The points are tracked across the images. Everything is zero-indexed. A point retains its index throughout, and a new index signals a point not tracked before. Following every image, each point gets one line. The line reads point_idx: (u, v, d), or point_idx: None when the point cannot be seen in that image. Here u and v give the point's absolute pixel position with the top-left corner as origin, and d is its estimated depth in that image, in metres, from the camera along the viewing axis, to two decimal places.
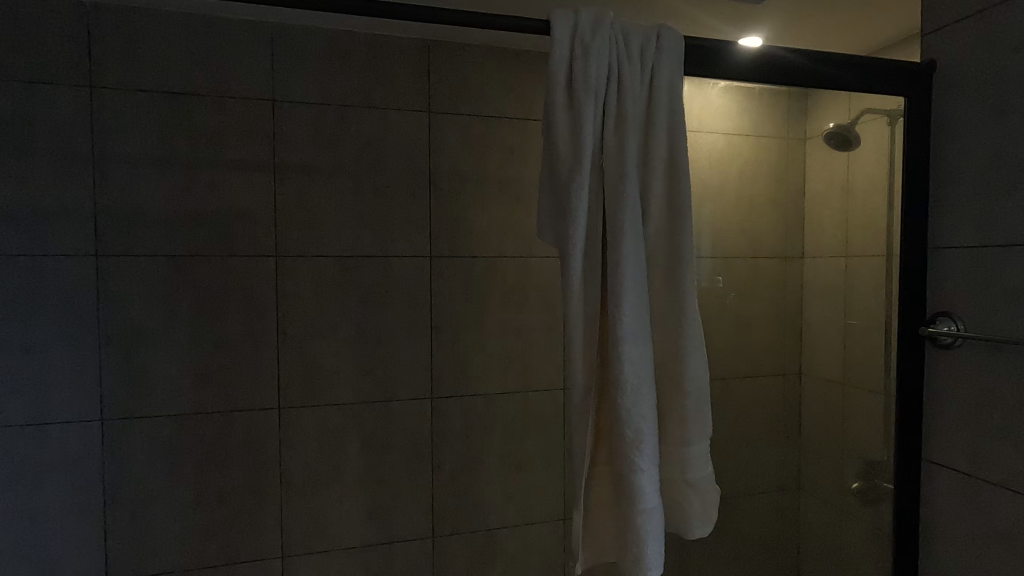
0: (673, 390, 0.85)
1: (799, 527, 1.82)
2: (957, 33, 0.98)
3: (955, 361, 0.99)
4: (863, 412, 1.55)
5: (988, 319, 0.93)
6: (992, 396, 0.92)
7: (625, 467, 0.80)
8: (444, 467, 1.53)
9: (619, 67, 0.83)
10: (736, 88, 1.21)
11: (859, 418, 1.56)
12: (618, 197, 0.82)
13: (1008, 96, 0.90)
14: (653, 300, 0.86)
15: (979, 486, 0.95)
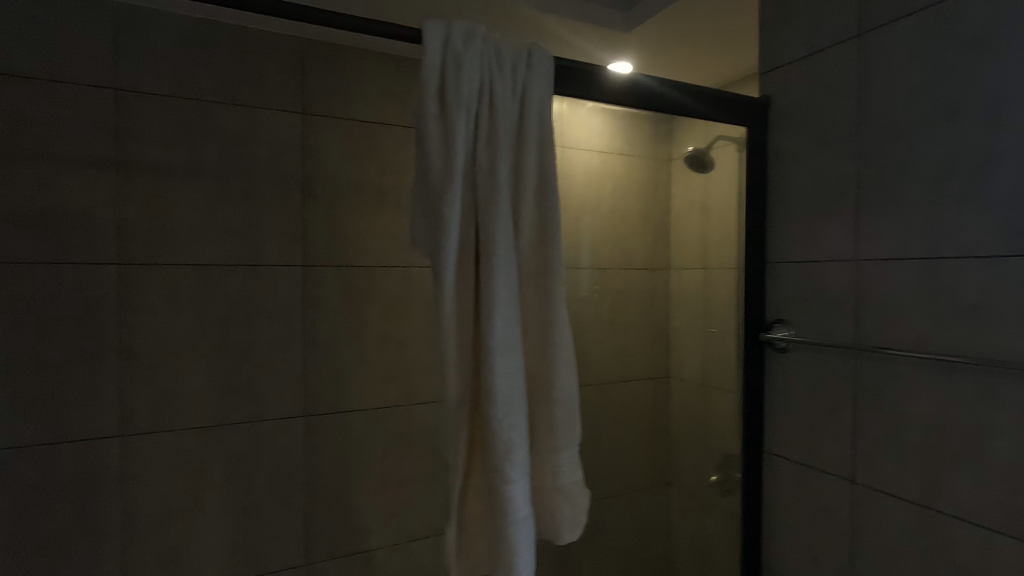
0: (544, 399, 0.87)
1: (668, 519, 1.94)
2: (787, 74, 1.12)
3: (788, 362, 1.12)
4: (720, 411, 1.68)
5: (813, 325, 1.07)
6: (817, 392, 1.05)
7: (497, 479, 0.81)
8: (319, 489, 1.45)
9: (491, 81, 0.84)
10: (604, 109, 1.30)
11: (717, 416, 1.70)
12: (490, 209, 0.82)
13: (826, 130, 1.04)
14: (525, 311, 0.88)
15: (809, 473, 1.07)
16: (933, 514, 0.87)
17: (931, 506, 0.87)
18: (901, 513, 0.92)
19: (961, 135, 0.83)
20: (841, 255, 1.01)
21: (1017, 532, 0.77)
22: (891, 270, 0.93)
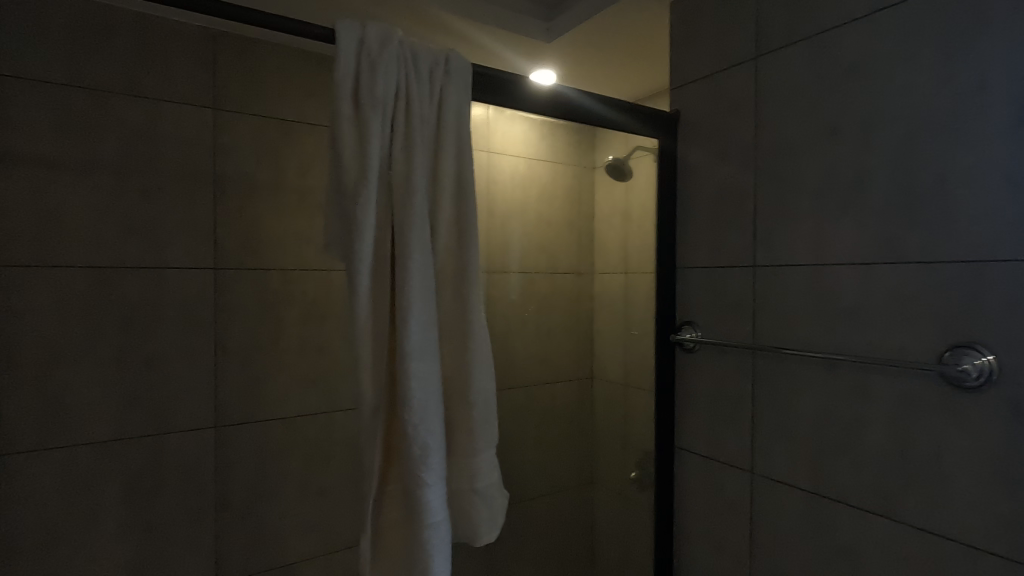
0: (461, 404, 0.87)
1: (592, 518, 1.98)
2: (694, 90, 1.19)
3: (696, 362, 1.19)
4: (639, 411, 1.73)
5: (718, 327, 1.14)
6: (722, 389, 1.12)
7: (413, 484, 0.80)
8: (231, 503, 1.37)
9: (407, 86, 0.84)
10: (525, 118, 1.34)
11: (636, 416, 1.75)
12: (406, 213, 0.82)
13: (728, 144, 1.12)
14: (442, 315, 0.88)
15: (715, 466, 1.14)
16: (823, 500, 0.95)
17: (819, 493, 0.95)
18: (794, 500, 0.99)
19: (841, 153, 0.92)
20: (741, 261, 1.08)
21: (888, 511, 0.86)
22: (783, 276, 1.01)
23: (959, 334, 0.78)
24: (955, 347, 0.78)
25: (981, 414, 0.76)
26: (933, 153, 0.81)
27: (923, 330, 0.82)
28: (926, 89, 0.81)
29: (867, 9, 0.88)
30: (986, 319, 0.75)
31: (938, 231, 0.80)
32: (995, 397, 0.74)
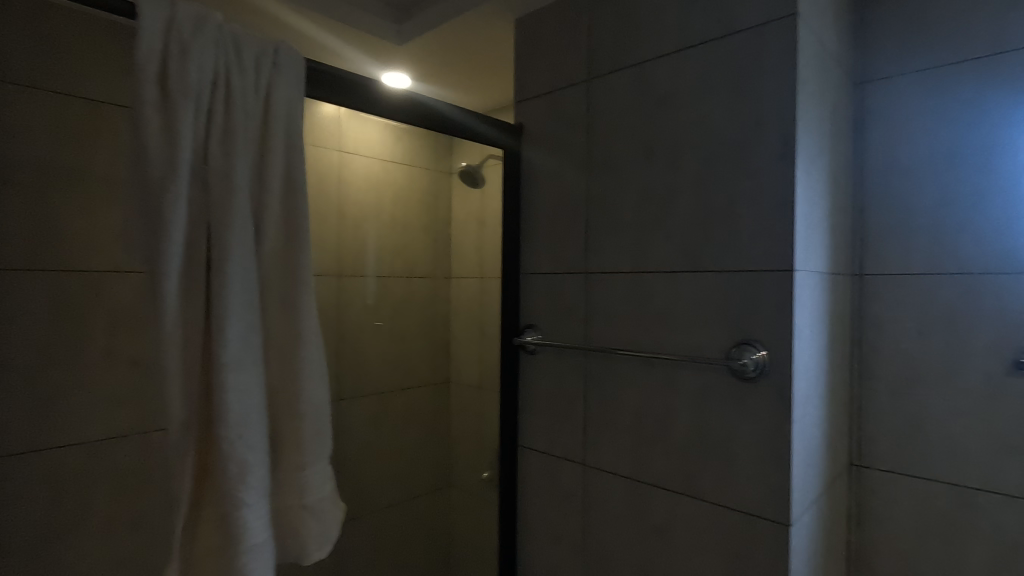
0: (289, 415, 0.83)
1: (447, 525, 1.93)
2: (536, 105, 1.26)
3: (537, 364, 1.25)
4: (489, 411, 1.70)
5: (556, 329, 1.21)
6: (559, 388, 1.19)
7: (229, 505, 0.74)
8: (12, 549, 1.15)
9: (227, 75, 0.78)
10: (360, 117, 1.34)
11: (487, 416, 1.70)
12: (224, 212, 0.76)
13: (564, 158, 1.19)
14: (269, 322, 0.83)
15: (554, 462, 1.20)
16: (642, 485, 1.04)
17: (638, 479, 1.05)
18: (619, 487, 1.08)
19: (655, 172, 1.03)
20: (575, 268, 1.16)
21: (691, 490, 0.97)
22: (610, 282, 1.10)
23: (742, 332, 0.91)
24: (740, 343, 0.91)
25: (758, 400, 0.89)
26: (723, 177, 0.94)
27: (716, 330, 0.94)
28: (718, 122, 0.94)
29: (675, 47, 1.00)
30: (761, 320, 0.89)
31: (727, 245, 0.93)
32: (768, 385, 0.88)
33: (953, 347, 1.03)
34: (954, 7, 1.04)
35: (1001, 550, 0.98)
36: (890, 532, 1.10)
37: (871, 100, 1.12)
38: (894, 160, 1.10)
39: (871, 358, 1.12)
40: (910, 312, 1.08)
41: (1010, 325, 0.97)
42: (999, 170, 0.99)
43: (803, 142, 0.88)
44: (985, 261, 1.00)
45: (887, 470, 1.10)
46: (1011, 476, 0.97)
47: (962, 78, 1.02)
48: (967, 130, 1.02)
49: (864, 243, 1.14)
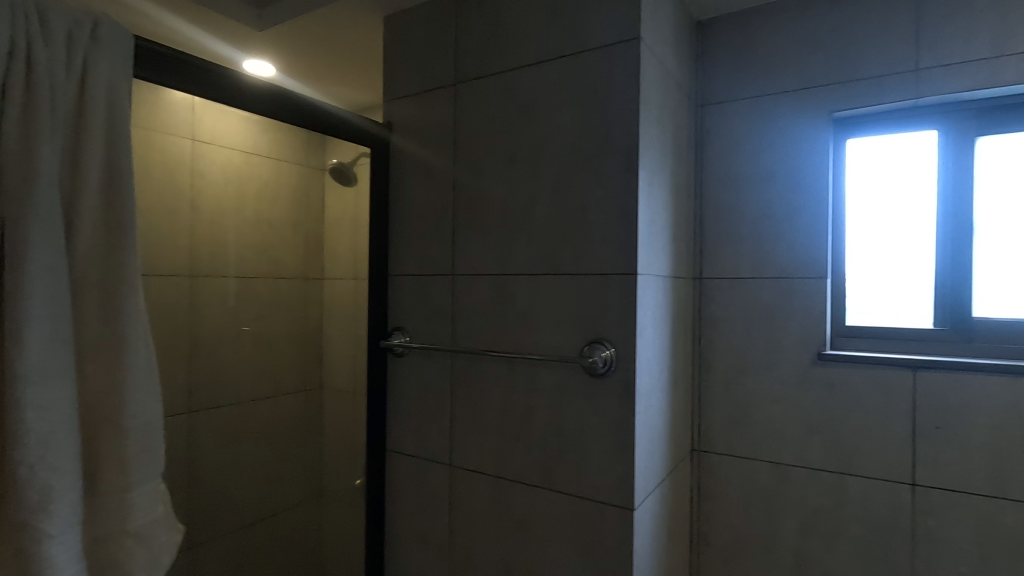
0: (110, 431, 0.74)
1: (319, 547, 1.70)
2: (405, 105, 1.24)
3: (404, 366, 1.23)
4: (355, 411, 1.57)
5: (423, 331, 1.20)
6: (427, 390, 1.19)
7: (26, 539, 0.65)
8: None
9: (29, 46, 0.68)
10: (206, 106, 1.24)
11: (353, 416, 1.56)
12: (21, 203, 0.66)
13: (432, 160, 1.19)
14: (83, 328, 0.74)
15: (421, 464, 1.20)
16: (504, 482, 1.07)
17: (501, 476, 1.08)
18: (483, 484, 1.10)
19: (517, 178, 1.06)
20: (443, 269, 1.17)
21: (549, 483, 1.02)
22: (474, 283, 1.12)
23: (593, 331, 0.97)
24: (591, 342, 0.97)
25: (607, 395, 0.96)
26: (578, 185, 0.99)
27: (571, 330, 0.99)
28: (573, 132, 1.00)
29: (535, 59, 1.04)
30: (609, 320, 0.95)
31: (581, 250, 0.98)
32: (614, 380, 0.95)
33: (772, 341, 1.18)
34: (773, 44, 1.19)
35: (807, 515, 1.14)
36: (723, 507, 1.23)
37: (708, 120, 1.25)
38: (727, 175, 1.23)
39: (708, 353, 1.25)
40: (738, 310, 1.22)
41: (813, 322, 1.14)
42: (805, 189, 1.15)
43: (646, 156, 0.96)
44: (794, 266, 1.16)
45: (720, 453, 1.23)
46: (814, 451, 1.13)
47: (779, 106, 1.18)
48: (782, 153, 1.17)
49: (702, 249, 1.26)
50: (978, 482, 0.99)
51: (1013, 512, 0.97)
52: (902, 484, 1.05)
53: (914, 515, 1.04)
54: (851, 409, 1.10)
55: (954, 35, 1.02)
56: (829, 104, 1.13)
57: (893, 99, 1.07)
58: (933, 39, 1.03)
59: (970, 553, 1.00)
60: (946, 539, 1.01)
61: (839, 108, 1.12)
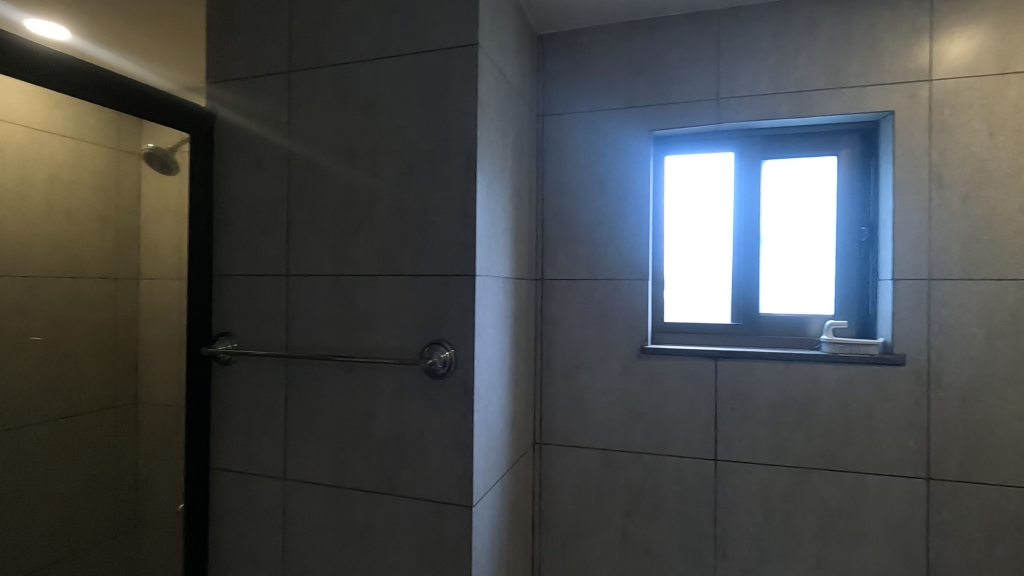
0: None
1: None
2: (233, 90, 1.14)
3: (232, 374, 1.13)
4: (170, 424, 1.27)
5: (252, 336, 1.11)
6: (257, 399, 1.10)
7: None
8: None
9: None
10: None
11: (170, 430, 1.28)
12: None
13: (264, 152, 1.11)
14: None
15: (250, 479, 1.11)
16: (343, 491, 1.03)
17: (338, 485, 1.03)
18: (320, 495, 1.05)
19: (356, 176, 1.03)
20: (275, 269, 1.09)
21: (389, 488, 1.00)
22: (310, 284, 1.06)
23: (432, 332, 0.97)
24: (431, 343, 0.97)
25: (446, 394, 0.96)
26: (418, 185, 0.98)
27: (411, 331, 0.99)
28: (413, 133, 0.99)
29: (375, 54, 1.02)
30: (449, 320, 0.96)
31: (421, 251, 0.98)
32: (453, 380, 0.96)
33: (603, 338, 1.28)
34: (605, 63, 1.28)
35: (632, 495, 1.25)
36: (560, 495, 1.31)
37: (549, 130, 1.32)
38: (565, 182, 1.31)
39: (549, 351, 1.32)
40: (575, 310, 1.30)
41: (637, 319, 1.25)
42: (631, 198, 1.26)
43: (483, 161, 0.99)
44: (622, 269, 1.27)
45: (558, 444, 1.31)
46: (638, 436, 1.25)
47: (608, 121, 1.28)
48: (611, 164, 1.28)
49: (543, 251, 1.33)
50: (762, 452, 1.17)
51: (786, 475, 1.15)
52: (706, 459, 1.20)
53: (715, 486, 1.20)
54: (667, 396, 1.23)
55: (744, 72, 1.19)
56: (649, 123, 1.25)
57: (701, 122, 1.22)
58: (729, 73, 1.20)
59: (756, 513, 1.17)
60: (739, 503, 1.18)
61: (658, 127, 1.25)
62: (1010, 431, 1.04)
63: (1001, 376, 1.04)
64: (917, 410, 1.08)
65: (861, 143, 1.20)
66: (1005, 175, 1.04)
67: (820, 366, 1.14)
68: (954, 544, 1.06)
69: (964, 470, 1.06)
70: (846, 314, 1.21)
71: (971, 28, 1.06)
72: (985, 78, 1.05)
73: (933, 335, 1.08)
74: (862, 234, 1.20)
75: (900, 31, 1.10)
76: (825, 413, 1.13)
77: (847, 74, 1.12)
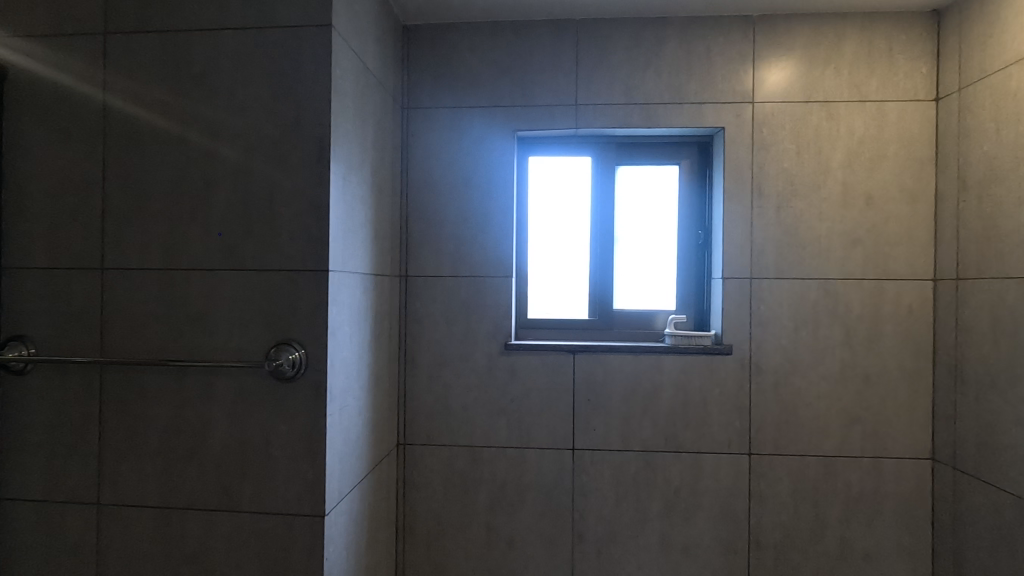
0: None
1: None
2: (30, 46, 0.95)
3: (26, 386, 0.95)
4: None
5: (56, 340, 0.95)
6: (62, 414, 0.94)
7: None
8: None
9: None
10: None
11: None
12: None
13: (71, 125, 0.94)
14: None
15: (52, 508, 0.94)
16: (172, 512, 0.91)
17: (167, 506, 0.91)
18: (143, 518, 0.92)
19: (190, 158, 0.91)
20: (87, 262, 0.94)
21: (228, 504, 0.90)
22: (133, 278, 0.93)
23: (280, 332, 0.90)
24: (278, 343, 0.89)
25: (295, 398, 0.90)
26: (264, 173, 0.90)
27: (256, 330, 0.90)
28: (259, 114, 0.90)
29: (213, 24, 0.91)
30: (299, 319, 0.90)
31: (267, 244, 0.90)
32: (304, 382, 0.89)
33: (468, 335, 1.28)
34: (470, 60, 1.28)
35: (496, 489, 1.27)
36: (424, 496, 1.28)
37: (413, 123, 1.29)
38: (430, 177, 1.29)
39: (413, 349, 1.29)
40: (440, 307, 1.29)
41: (501, 316, 1.27)
42: (496, 197, 1.28)
43: (338, 149, 0.93)
44: (487, 267, 1.28)
45: (422, 444, 1.28)
46: (501, 431, 1.27)
47: (473, 119, 1.28)
48: (476, 162, 1.28)
49: (408, 247, 1.29)
50: (615, 439, 1.24)
51: (635, 460, 1.24)
52: (565, 449, 1.25)
53: (573, 474, 1.25)
54: (529, 391, 1.26)
55: (600, 81, 1.25)
56: (513, 124, 1.28)
57: (561, 126, 1.26)
58: (587, 81, 1.26)
59: (609, 497, 1.25)
60: (594, 489, 1.25)
61: (521, 128, 1.27)
62: (811, 408, 1.21)
63: (805, 361, 1.22)
64: (742, 394, 1.22)
65: (698, 155, 1.33)
66: (809, 189, 1.22)
67: (664, 356, 1.24)
68: (769, 509, 1.22)
69: (777, 444, 1.22)
70: (685, 308, 1.34)
71: (784, 60, 1.22)
72: (794, 105, 1.22)
73: (754, 327, 1.22)
74: (700, 237, 1.33)
75: (729, 56, 1.23)
76: (668, 400, 1.24)
77: (687, 90, 1.24)
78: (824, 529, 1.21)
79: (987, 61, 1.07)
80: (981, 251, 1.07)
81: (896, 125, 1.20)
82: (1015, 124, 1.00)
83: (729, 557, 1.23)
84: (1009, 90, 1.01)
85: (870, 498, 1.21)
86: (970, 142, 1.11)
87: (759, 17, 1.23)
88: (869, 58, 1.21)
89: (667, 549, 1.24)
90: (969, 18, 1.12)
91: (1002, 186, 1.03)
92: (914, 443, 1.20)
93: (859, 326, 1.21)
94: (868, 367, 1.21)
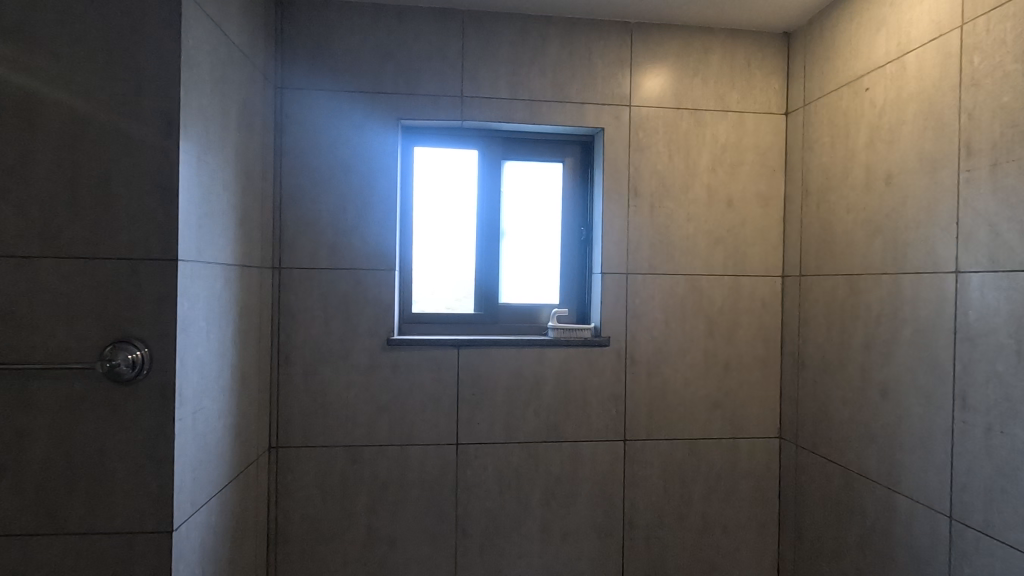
0: None
1: None
2: None
3: None
4: None
5: None
6: None
7: None
8: None
9: None
10: None
11: None
12: None
13: None
14: None
15: None
16: None
17: None
18: None
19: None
20: None
21: (52, 526, 0.79)
22: None
23: (117, 329, 0.80)
24: (115, 342, 0.79)
25: (136, 403, 0.80)
26: (98, 147, 0.79)
27: (88, 327, 0.79)
28: (91, 81, 0.79)
29: None
30: (141, 314, 0.80)
31: (101, 229, 0.79)
32: (147, 384, 0.80)
33: (347, 330, 1.22)
34: (351, 42, 1.22)
35: (376, 489, 1.22)
36: (299, 501, 1.21)
37: (287, 104, 1.21)
38: (307, 163, 1.21)
39: (286, 346, 1.21)
40: (317, 301, 1.22)
41: (383, 310, 1.23)
42: (378, 186, 1.23)
43: (191, 126, 0.84)
44: (369, 259, 1.23)
45: (296, 447, 1.21)
46: (382, 429, 1.22)
47: (353, 105, 1.22)
48: (356, 149, 1.22)
49: (280, 237, 1.21)
50: (498, 432, 1.25)
51: (518, 451, 1.26)
52: (448, 445, 1.24)
53: (457, 469, 1.24)
54: (411, 387, 1.23)
55: (485, 75, 1.25)
56: (396, 112, 1.23)
57: (447, 117, 1.24)
58: (472, 74, 1.25)
59: (492, 490, 1.25)
60: (477, 483, 1.25)
61: (404, 117, 1.24)
62: (679, 395, 1.30)
63: (674, 352, 1.30)
64: (618, 384, 1.28)
65: (580, 154, 1.38)
66: (678, 191, 1.30)
67: (547, 350, 1.27)
68: (641, 492, 1.29)
69: (649, 430, 1.29)
70: (568, 302, 1.38)
71: (658, 68, 1.29)
72: (666, 111, 1.29)
73: (629, 320, 1.29)
74: (582, 234, 1.38)
75: (609, 60, 1.28)
76: (550, 392, 1.27)
77: (569, 90, 1.27)
78: (689, 507, 1.31)
79: (825, 82, 1.20)
80: (817, 251, 1.21)
81: (753, 135, 1.32)
82: (845, 140, 1.13)
83: (605, 540, 1.28)
84: (841, 109, 1.14)
85: (728, 476, 1.32)
86: (811, 153, 1.24)
87: (636, 24, 1.29)
88: (731, 72, 1.31)
89: (548, 538, 1.27)
90: (812, 43, 1.25)
91: (835, 194, 1.16)
92: (765, 424, 1.33)
93: (720, 318, 1.31)
94: (727, 357, 1.31)
